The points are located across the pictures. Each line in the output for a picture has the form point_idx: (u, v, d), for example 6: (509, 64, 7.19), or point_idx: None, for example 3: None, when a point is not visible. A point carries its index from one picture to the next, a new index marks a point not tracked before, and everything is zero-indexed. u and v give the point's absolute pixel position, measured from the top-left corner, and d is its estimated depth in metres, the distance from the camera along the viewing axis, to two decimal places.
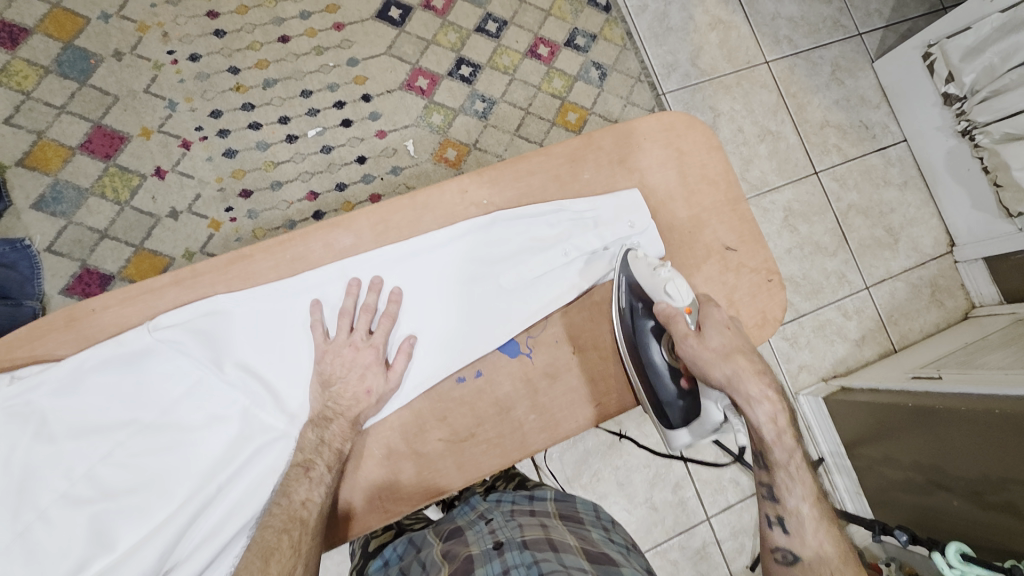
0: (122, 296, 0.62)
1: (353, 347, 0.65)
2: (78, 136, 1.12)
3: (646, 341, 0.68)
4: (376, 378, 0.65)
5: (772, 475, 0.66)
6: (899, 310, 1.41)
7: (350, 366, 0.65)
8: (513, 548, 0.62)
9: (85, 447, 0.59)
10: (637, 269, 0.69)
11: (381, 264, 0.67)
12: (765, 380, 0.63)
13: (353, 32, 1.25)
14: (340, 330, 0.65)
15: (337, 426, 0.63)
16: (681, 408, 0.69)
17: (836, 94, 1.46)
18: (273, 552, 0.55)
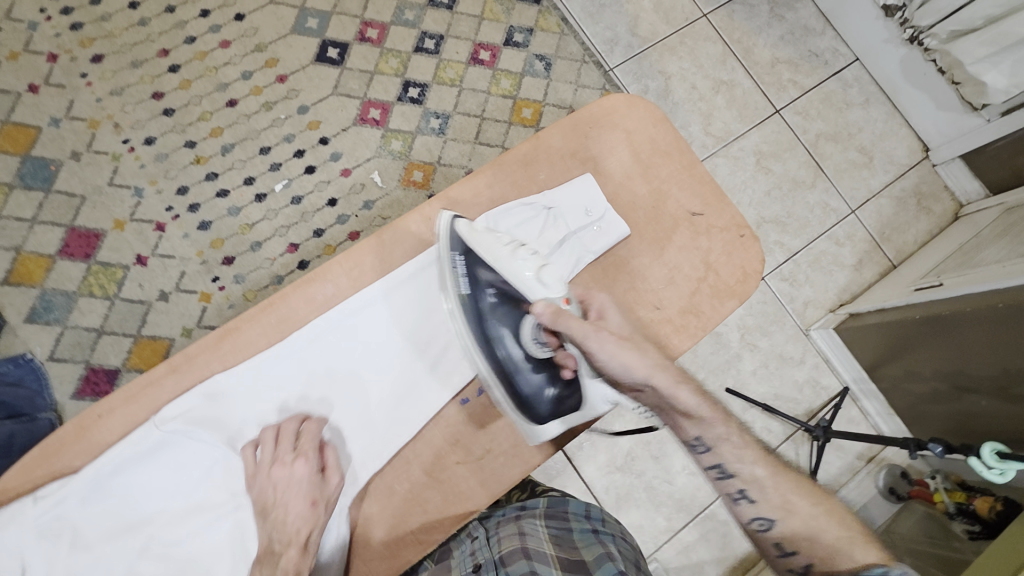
0: (124, 394, 0.62)
1: (282, 466, 0.62)
2: (55, 243, 1.14)
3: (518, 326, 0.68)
4: (314, 489, 0.62)
5: (647, 380, 0.62)
6: (889, 226, 1.41)
7: (288, 483, 0.62)
8: (489, 570, 0.66)
9: (122, 547, 0.61)
10: (478, 250, 0.67)
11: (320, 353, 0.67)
12: (675, 371, 0.63)
13: (296, 81, 1.26)
14: (264, 452, 0.63)
15: (288, 555, 0.60)
16: (551, 396, 0.66)
17: (779, 31, 1.46)
18: None
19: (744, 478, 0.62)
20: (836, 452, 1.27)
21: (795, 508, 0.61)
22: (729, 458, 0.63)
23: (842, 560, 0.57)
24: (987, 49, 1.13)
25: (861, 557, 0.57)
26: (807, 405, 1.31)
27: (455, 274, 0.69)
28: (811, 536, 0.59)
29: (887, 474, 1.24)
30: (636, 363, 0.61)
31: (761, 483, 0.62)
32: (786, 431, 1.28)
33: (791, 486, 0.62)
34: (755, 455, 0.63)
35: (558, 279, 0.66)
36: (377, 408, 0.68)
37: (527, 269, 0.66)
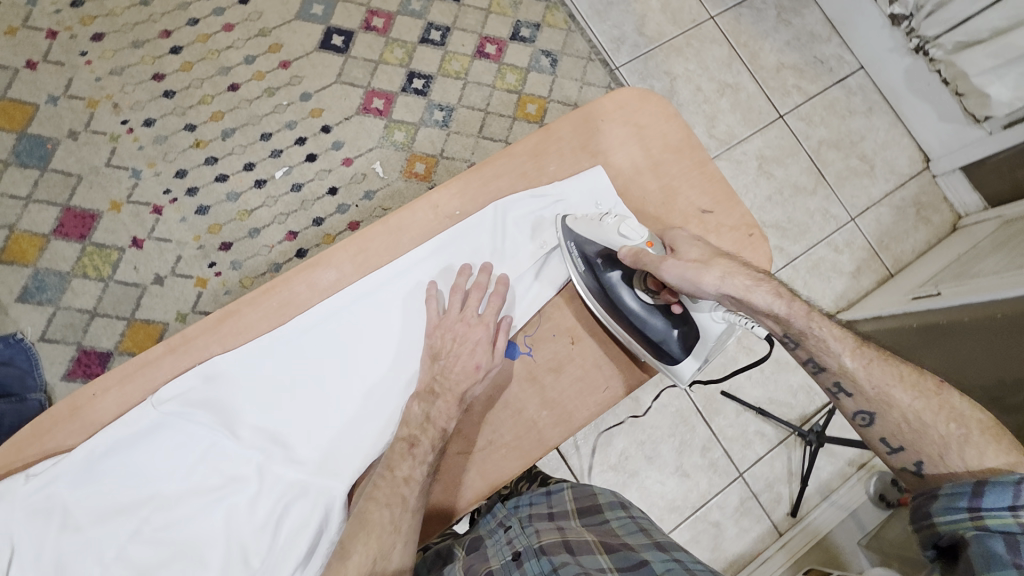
0: (120, 375, 0.61)
1: (464, 323, 0.66)
2: (50, 222, 1.12)
3: (617, 292, 0.68)
4: (483, 355, 0.65)
5: (719, 296, 0.63)
6: (888, 235, 1.42)
7: (462, 346, 0.66)
8: (531, 558, 0.67)
9: (112, 529, 0.59)
10: (581, 229, 0.69)
11: (397, 271, 0.67)
12: (749, 271, 0.64)
13: (300, 67, 1.25)
14: (452, 307, 0.67)
15: (440, 405, 0.63)
16: (678, 337, 0.67)
17: (786, 36, 1.46)
18: (374, 521, 0.59)
19: (839, 371, 0.62)
20: (828, 458, 1.28)
21: (894, 399, 0.59)
22: (818, 351, 0.63)
23: (953, 455, 0.56)
24: (992, 61, 1.13)
25: (974, 458, 0.55)
26: (801, 410, 1.31)
27: (573, 257, 0.70)
28: (916, 429, 0.58)
29: (878, 481, 1.25)
30: (702, 284, 0.63)
31: (854, 377, 0.61)
32: (779, 435, 1.28)
33: (888, 375, 0.60)
34: (851, 344, 0.62)
35: (637, 223, 0.67)
36: (375, 398, 0.66)
37: (606, 227, 0.67)
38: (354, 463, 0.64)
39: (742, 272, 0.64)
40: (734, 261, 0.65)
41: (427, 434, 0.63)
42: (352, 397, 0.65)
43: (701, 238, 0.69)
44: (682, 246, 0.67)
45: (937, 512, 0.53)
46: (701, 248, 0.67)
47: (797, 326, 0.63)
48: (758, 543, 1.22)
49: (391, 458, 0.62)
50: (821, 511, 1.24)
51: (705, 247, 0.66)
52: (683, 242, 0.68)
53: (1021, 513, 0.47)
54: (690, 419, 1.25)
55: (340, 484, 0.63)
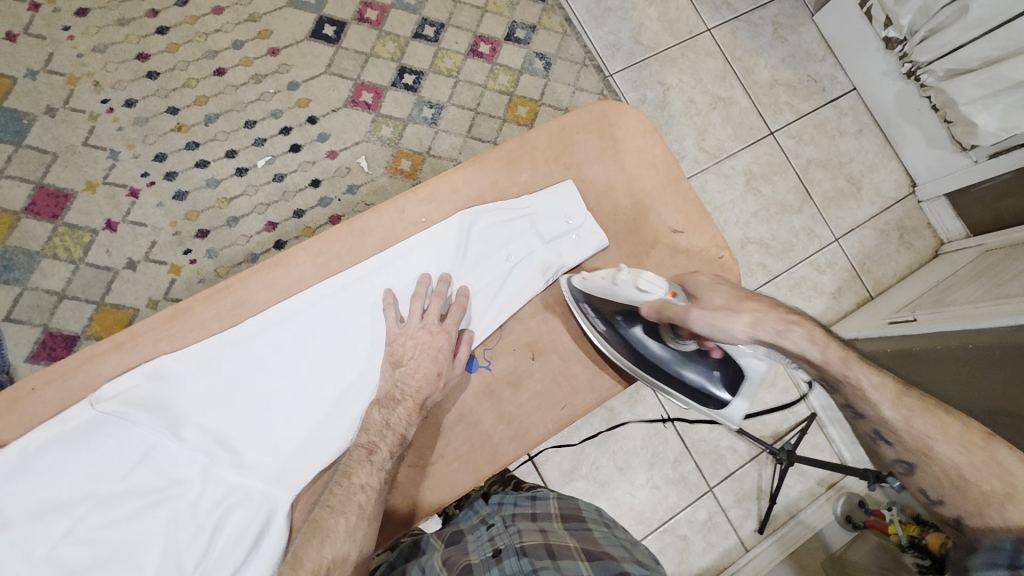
0: (62, 367, 0.59)
1: (425, 330, 0.65)
2: (21, 200, 1.10)
3: (644, 344, 0.69)
4: (445, 362, 0.65)
5: (750, 340, 0.62)
6: (870, 257, 1.43)
7: (427, 353, 0.65)
8: (511, 556, 0.63)
9: (44, 529, 0.57)
10: (592, 288, 0.69)
11: (363, 276, 0.66)
12: (781, 311, 0.63)
13: (289, 56, 1.23)
14: (413, 314, 0.66)
15: (398, 411, 0.63)
16: (719, 376, 0.68)
17: (781, 52, 1.46)
18: (328, 534, 0.57)
19: (878, 421, 0.60)
20: (798, 476, 1.28)
21: (935, 453, 0.57)
22: (854, 397, 0.61)
23: (992, 514, 0.54)
24: (982, 91, 1.14)
25: (1014, 518, 0.52)
26: (774, 427, 1.31)
27: (590, 317, 0.70)
28: (958, 485, 0.56)
29: (844, 502, 1.26)
30: (734, 330, 0.61)
31: (893, 429, 0.60)
32: (751, 452, 1.28)
33: (929, 428, 0.58)
34: (890, 396, 0.60)
35: (655, 276, 0.65)
36: (328, 404, 0.65)
37: (622, 285, 0.66)
38: (301, 469, 0.63)
39: (771, 318, 0.62)
40: (761, 299, 0.64)
41: (385, 441, 0.62)
42: (304, 402, 0.64)
43: (722, 282, 0.68)
44: (705, 293, 0.65)
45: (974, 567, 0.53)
46: (725, 292, 0.66)
47: (834, 370, 0.61)
48: (723, 559, 1.23)
49: (349, 464, 0.61)
50: (788, 529, 1.24)
51: (731, 291, 0.65)
52: (706, 289, 0.66)
53: None
54: (663, 432, 1.25)
55: (287, 491, 0.62)
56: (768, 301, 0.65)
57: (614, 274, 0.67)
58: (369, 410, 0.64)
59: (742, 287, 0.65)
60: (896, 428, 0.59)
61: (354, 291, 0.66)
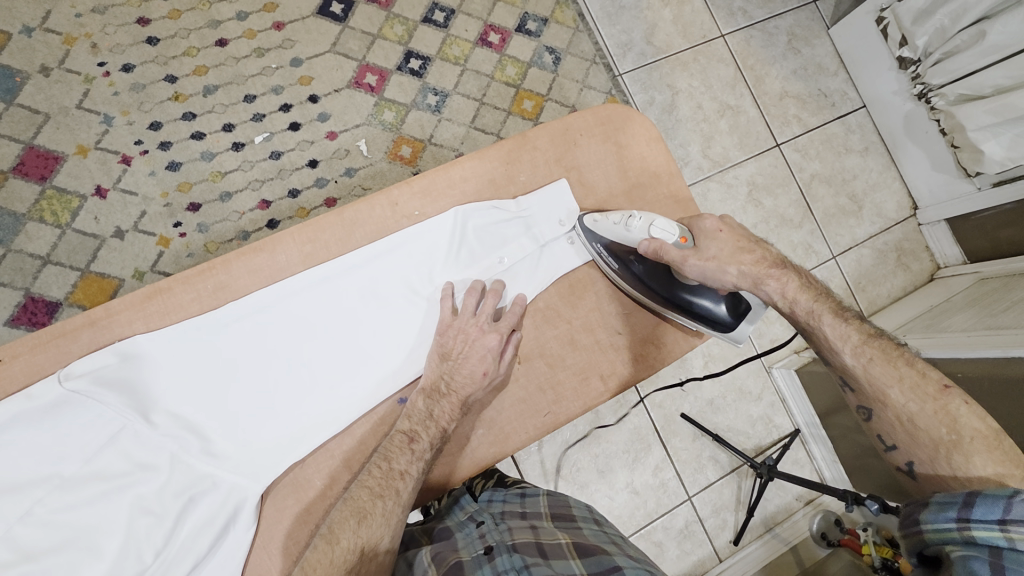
0: (33, 342, 0.58)
1: (478, 328, 0.65)
2: (10, 159, 1.07)
3: (653, 281, 0.69)
4: (492, 362, 0.64)
5: (737, 288, 0.67)
6: (866, 276, 1.42)
7: (474, 349, 0.64)
8: (502, 553, 0.62)
9: (3, 508, 0.55)
10: (604, 231, 0.68)
11: (384, 261, 0.66)
12: (765, 263, 0.67)
13: (294, 31, 1.20)
14: (466, 309, 0.66)
15: (442, 404, 0.63)
16: (727, 307, 0.68)
17: (793, 64, 1.44)
18: (367, 515, 0.57)
19: (841, 367, 0.66)
20: (776, 490, 1.29)
21: (890, 399, 0.63)
22: (822, 346, 0.67)
23: (942, 457, 0.60)
24: (991, 118, 1.13)
25: (960, 463, 0.59)
26: (757, 441, 1.31)
27: (602, 256, 0.69)
28: (910, 431, 0.62)
29: (821, 520, 1.26)
30: (723, 281, 0.66)
31: (854, 374, 0.65)
32: (732, 463, 1.28)
33: (887, 376, 0.63)
34: (853, 342, 0.65)
35: (668, 221, 0.65)
36: (326, 389, 0.64)
37: (636, 234, 0.66)
38: (279, 461, 0.61)
39: (757, 269, 0.66)
40: (753, 250, 0.67)
41: (427, 431, 0.62)
42: (285, 391, 0.63)
43: (726, 223, 0.68)
44: (703, 243, 0.66)
45: (926, 520, 0.55)
46: (722, 239, 0.67)
47: (801, 319, 0.67)
48: (697, 567, 1.23)
49: (389, 449, 0.61)
50: (763, 542, 1.25)
51: (727, 236, 0.67)
52: (705, 236, 0.67)
53: (1009, 528, 0.50)
54: (647, 438, 1.25)
55: (256, 484, 0.60)
56: (762, 248, 0.68)
57: (625, 219, 0.67)
58: (414, 398, 0.63)
59: (741, 233, 0.67)
60: (857, 375, 0.64)
61: (377, 273, 0.66)
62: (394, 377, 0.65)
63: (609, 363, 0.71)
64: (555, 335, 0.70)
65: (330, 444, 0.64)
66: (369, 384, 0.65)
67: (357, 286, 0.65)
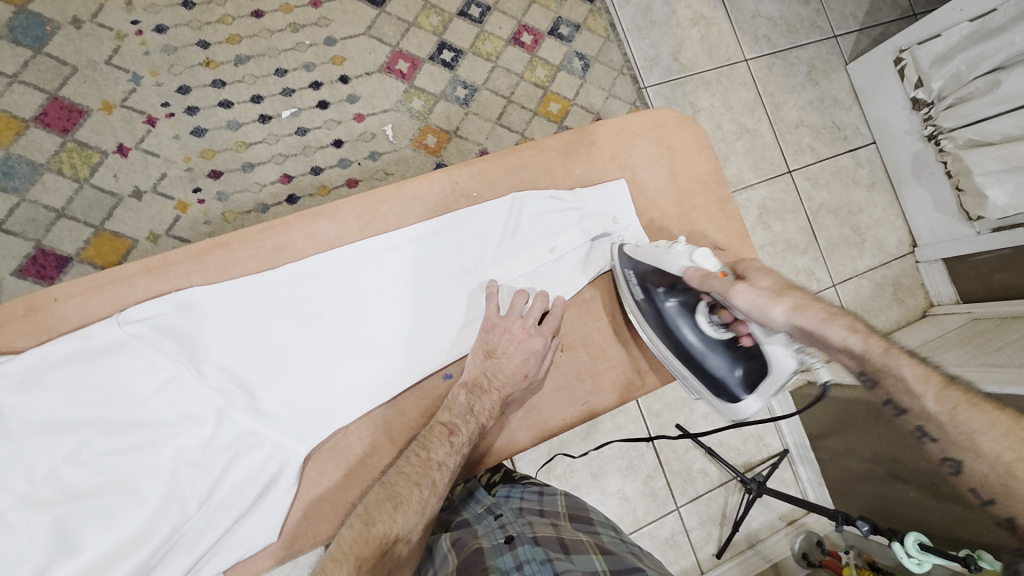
0: (88, 284, 0.58)
1: (524, 330, 0.66)
2: (32, 108, 1.05)
3: (676, 321, 0.68)
4: (534, 365, 0.66)
5: (791, 328, 0.60)
6: (863, 307, 1.46)
7: (517, 352, 0.65)
8: (524, 543, 0.62)
9: (46, 446, 0.54)
10: (642, 255, 0.69)
11: (438, 240, 0.67)
12: (825, 304, 0.61)
13: (331, 10, 1.20)
14: (514, 309, 0.67)
15: (478, 402, 0.64)
16: (741, 373, 0.66)
17: (811, 95, 1.49)
18: (402, 501, 0.58)
19: (920, 415, 0.58)
20: (762, 507, 1.31)
21: (981, 448, 0.56)
22: (896, 393, 0.59)
23: None
24: (998, 164, 1.17)
25: None
26: (747, 457, 1.33)
27: (630, 283, 0.70)
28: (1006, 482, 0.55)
29: (804, 539, 1.28)
30: (771, 313, 0.60)
31: (938, 423, 0.58)
32: (722, 478, 1.30)
33: (977, 420, 0.56)
34: (934, 387, 0.58)
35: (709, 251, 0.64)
36: (370, 361, 0.64)
37: (677, 257, 0.65)
38: (320, 428, 0.62)
39: (813, 310, 0.60)
40: (809, 294, 0.62)
41: (466, 425, 0.62)
42: (333, 357, 0.63)
43: (774, 267, 0.65)
44: (753, 275, 0.64)
45: None
46: (775, 276, 0.63)
47: (875, 360, 0.59)
48: None
49: (428, 438, 0.61)
50: (745, 557, 1.27)
51: (778, 277, 0.63)
52: (753, 270, 0.65)
53: None
54: (641, 446, 1.27)
55: (299, 446, 0.61)
56: (823, 297, 0.63)
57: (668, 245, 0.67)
58: (455, 391, 0.64)
59: (798, 281, 0.63)
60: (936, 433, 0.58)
61: (430, 250, 0.67)
62: (439, 354, 0.66)
63: (647, 358, 0.74)
64: (597, 326, 0.73)
65: (371, 416, 0.65)
66: (412, 360, 0.65)
67: (409, 261, 0.66)
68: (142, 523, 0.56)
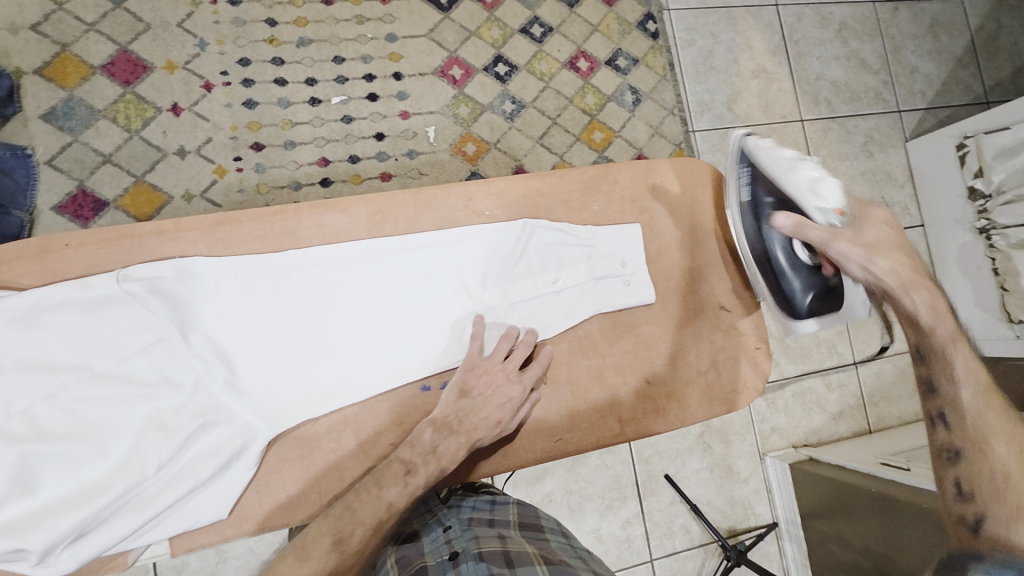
0: (101, 236, 0.61)
1: (504, 375, 0.66)
2: (102, 57, 1.09)
3: (773, 245, 0.71)
4: (507, 412, 0.65)
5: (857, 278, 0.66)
6: (882, 391, 1.39)
7: (493, 395, 0.65)
8: (468, 560, 0.60)
9: (28, 382, 0.56)
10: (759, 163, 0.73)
11: (442, 252, 0.68)
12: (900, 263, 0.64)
13: (397, 8, 1.23)
14: (497, 354, 0.67)
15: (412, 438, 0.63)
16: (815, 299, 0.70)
17: (863, 165, 1.44)
18: (343, 541, 0.57)
19: None
20: None
21: None
22: None
23: None
24: None
25: None
26: (732, 523, 1.28)
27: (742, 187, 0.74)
28: None
29: None
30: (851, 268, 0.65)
31: None
32: (702, 538, 1.26)
33: None
34: None
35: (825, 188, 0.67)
36: (353, 358, 0.65)
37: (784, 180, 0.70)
38: (290, 415, 0.62)
39: (903, 276, 0.63)
40: (903, 256, 0.65)
41: (426, 466, 0.61)
42: (319, 347, 0.64)
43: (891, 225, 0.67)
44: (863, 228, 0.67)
45: None
46: (887, 234, 0.67)
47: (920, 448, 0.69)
48: None
49: (383, 475, 0.60)
50: None
51: (893, 237, 0.66)
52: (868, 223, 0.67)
53: None
54: (625, 489, 1.23)
55: (266, 429, 0.61)
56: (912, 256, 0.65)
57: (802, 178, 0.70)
58: (421, 427, 0.63)
59: (904, 240, 0.66)
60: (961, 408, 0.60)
61: (433, 260, 0.68)
62: (422, 364, 0.66)
63: (631, 408, 0.72)
64: (585, 366, 0.72)
65: (344, 412, 0.66)
66: (395, 364, 0.66)
67: (413, 266, 0.67)
68: (103, 476, 0.57)
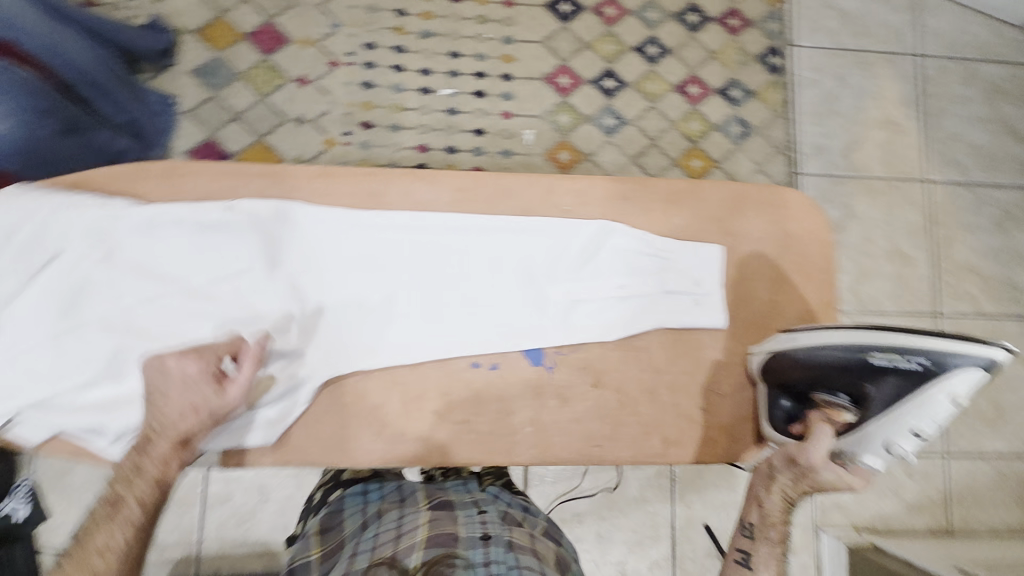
0: (218, 172, 0.67)
1: (180, 369, 0.60)
2: (251, 26, 1.22)
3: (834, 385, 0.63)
4: (207, 393, 0.60)
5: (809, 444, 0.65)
6: (972, 493, 1.23)
7: (164, 380, 0.59)
8: (499, 544, 0.61)
9: (137, 285, 0.63)
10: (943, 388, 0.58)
11: (517, 237, 0.69)
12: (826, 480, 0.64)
13: (519, 13, 1.27)
14: (198, 352, 0.60)
15: (160, 446, 0.59)
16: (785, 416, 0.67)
17: (991, 239, 1.30)
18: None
19: None
20: None
21: None
22: None
23: None
24: None
25: None
26: None
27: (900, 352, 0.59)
28: None
29: None
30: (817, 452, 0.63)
31: None
32: None
33: None
34: None
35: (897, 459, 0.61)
36: (415, 322, 0.67)
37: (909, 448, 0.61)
38: (348, 362, 0.65)
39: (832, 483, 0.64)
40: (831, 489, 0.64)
41: (131, 496, 0.58)
42: (384, 305, 0.67)
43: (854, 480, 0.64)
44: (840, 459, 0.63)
45: None
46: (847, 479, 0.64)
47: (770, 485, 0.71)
48: None
49: (93, 517, 0.58)
50: None
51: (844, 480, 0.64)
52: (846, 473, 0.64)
53: None
54: (659, 529, 1.17)
55: (324, 371, 0.64)
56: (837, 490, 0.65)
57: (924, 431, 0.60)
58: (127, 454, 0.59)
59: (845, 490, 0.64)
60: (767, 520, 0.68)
61: (507, 243, 0.69)
62: (479, 341, 0.67)
63: (678, 430, 0.69)
64: (638, 376, 0.69)
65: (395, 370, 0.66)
66: (453, 335, 0.67)
67: (487, 246, 0.69)
68: None
